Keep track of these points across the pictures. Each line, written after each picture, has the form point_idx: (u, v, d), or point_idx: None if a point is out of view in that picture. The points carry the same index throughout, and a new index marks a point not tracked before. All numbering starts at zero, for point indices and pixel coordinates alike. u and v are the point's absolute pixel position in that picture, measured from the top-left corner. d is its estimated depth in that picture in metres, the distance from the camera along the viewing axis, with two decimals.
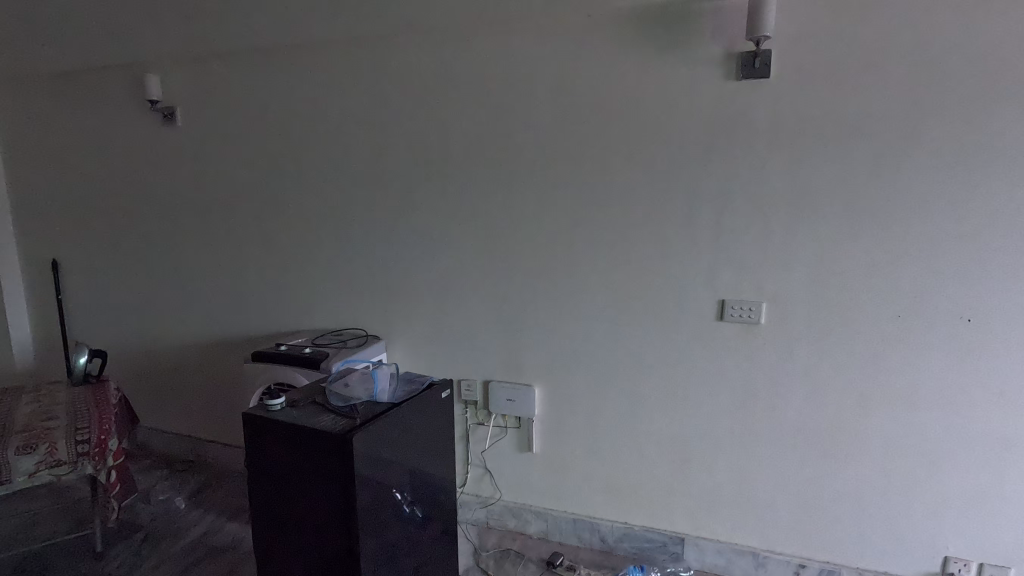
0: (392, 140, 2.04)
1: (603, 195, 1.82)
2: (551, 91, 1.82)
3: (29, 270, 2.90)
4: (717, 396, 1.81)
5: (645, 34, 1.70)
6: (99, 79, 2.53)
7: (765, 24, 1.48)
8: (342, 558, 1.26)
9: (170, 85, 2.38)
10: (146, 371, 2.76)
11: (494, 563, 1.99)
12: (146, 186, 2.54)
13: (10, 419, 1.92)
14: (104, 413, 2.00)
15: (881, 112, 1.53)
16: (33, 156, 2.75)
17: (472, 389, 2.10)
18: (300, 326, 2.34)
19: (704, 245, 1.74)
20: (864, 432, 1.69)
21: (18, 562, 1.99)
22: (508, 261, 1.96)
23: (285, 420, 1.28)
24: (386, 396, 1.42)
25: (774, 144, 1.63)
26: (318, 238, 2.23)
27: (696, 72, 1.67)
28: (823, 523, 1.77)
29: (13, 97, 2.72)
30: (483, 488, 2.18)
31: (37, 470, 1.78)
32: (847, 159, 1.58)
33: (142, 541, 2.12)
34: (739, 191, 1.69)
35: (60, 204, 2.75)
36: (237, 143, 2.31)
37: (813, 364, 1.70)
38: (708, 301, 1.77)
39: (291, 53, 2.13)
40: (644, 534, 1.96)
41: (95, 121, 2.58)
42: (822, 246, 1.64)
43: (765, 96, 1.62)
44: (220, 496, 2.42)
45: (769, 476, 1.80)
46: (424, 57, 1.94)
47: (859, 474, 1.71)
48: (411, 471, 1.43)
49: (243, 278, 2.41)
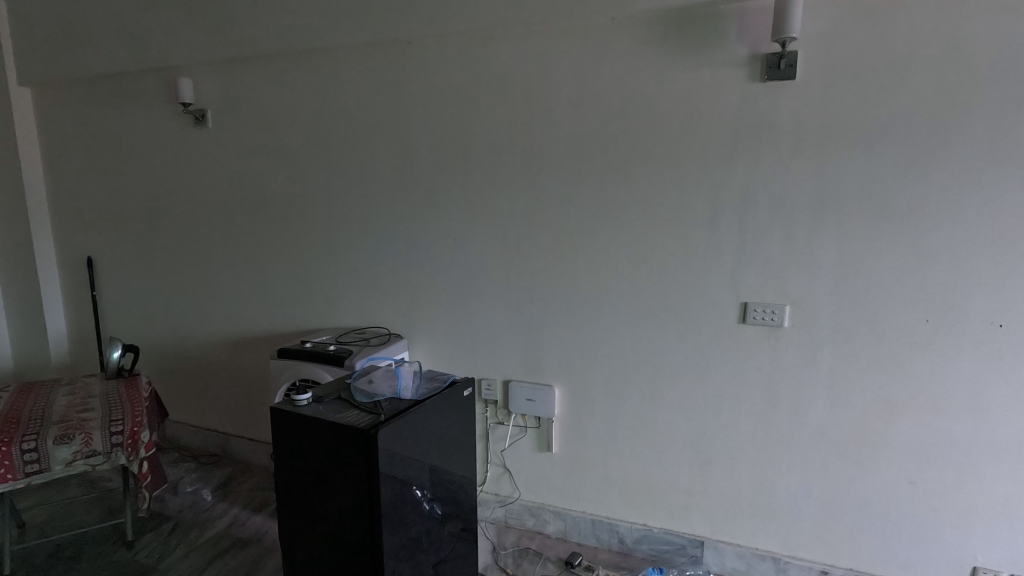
0: (416, 143, 2.08)
1: (626, 196, 1.82)
2: (574, 93, 1.83)
3: (66, 267, 3.00)
4: (738, 399, 1.80)
5: (670, 36, 1.70)
6: (134, 82, 2.61)
7: (790, 25, 1.47)
8: (364, 553, 1.28)
9: (202, 89, 2.45)
10: (175, 367, 2.83)
11: (513, 562, 2.01)
12: (177, 185, 2.61)
13: (48, 411, 1.99)
14: (137, 406, 2.06)
15: (910, 113, 1.51)
16: (70, 157, 2.85)
17: (492, 388, 2.12)
18: (325, 325, 2.39)
19: (727, 247, 1.74)
20: (890, 439, 1.66)
21: (54, 549, 2.06)
22: (530, 262, 1.98)
23: (311, 415, 1.31)
24: (409, 393, 1.45)
25: (800, 145, 1.62)
26: (343, 237, 2.27)
27: (720, 74, 1.67)
28: (847, 530, 1.75)
29: (52, 101, 2.82)
30: (502, 487, 2.20)
31: (73, 459, 1.84)
32: (874, 160, 1.56)
33: (171, 531, 2.18)
34: (764, 193, 1.68)
35: (95, 203, 2.84)
36: (265, 144, 2.36)
37: (838, 369, 1.68)
38: (730, 302, 1.76)
39: (318, 56, 2.18)
40: (663, 536, 1.96)
41: (128, 122, 2.66)
42: (847, 249, 1.62)
43: (791, 98, 1.61)
44: (245, 488, 2.48)
45: (791, 481, 1.79)
46: (449, 60, 1.97)
47: (885, 480, 1.69)
48: (432, 468, 1.45)
49: (270, 276, 2.47)
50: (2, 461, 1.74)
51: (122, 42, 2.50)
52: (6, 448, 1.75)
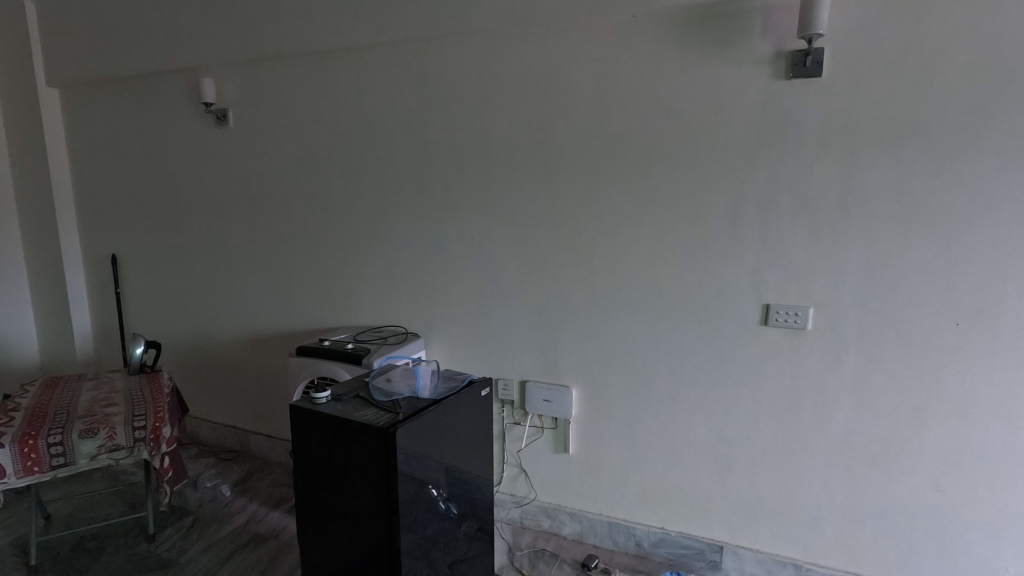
0: (434, 142, 2.08)
1: (646, 195, 1.80)
2: (594, 93, 1.81)
3: (91, 264, 3.06)
4: (758, 402, 1.77)
5: (692, 34, 1.68)
6: (157, 82, 2.65)
7: (817, 22, 1.43)
8: (381, 551, 1.28)
9: (223, 89, 2.47)
10: (196, 363, 2.87)
11: (529, 564, 2.01)
12: (199, 184, 2.64)
13: (74, 405, 2.02)
14: (159, 401, 2.09)
15: (941, 112, 1.47)
16: (95, 155, 2.90)
17: (510, 388, 2.11)
18: (342, 323, 2.40)
19: (749, 248, 1.71)
20: (916, 445, 1.62)
21: (78, 541, 2.10)
22: (549, 262, 1.97)
23: (330, 413, 1.31)
24: (427, 392, 1.45)
25: (825, 144, 1.58)
26: (362, 235, 2.28)
27: (744, 71, 1.64)
28: (869, 538, 1.72)
29: (79, 101, 2.88)
30: (519, 488, 2.19)
31: (97, 453, 1.87)
32: (903, 159, 1.52)
33: (191, 525, 2.21)
34: (787, 192, 1.65)
35: (119, 201, 2.89)
36: (285, 143, 2.39)
37: (863, 372, 1.64)
38: (752, 304, 1.74)
39: (338, 56, 2.19)
40: (681, 540, 1.93)
41: (152, 121, 2.71)
42: (874, 252, 1.58)
43: (816, 96, 1.58)
44: (264, 484, 2.50)
45: (813, 487, 1.75)
46: (468, 59, 1.97)
47: (910, 488, 1.65)
48: (448, 468, 1.44)
49: (289, 273, 2.49)
50: (29, 454, 1.78)
51: (147, 42, 2.54)
52: (34, 441, 1.79)
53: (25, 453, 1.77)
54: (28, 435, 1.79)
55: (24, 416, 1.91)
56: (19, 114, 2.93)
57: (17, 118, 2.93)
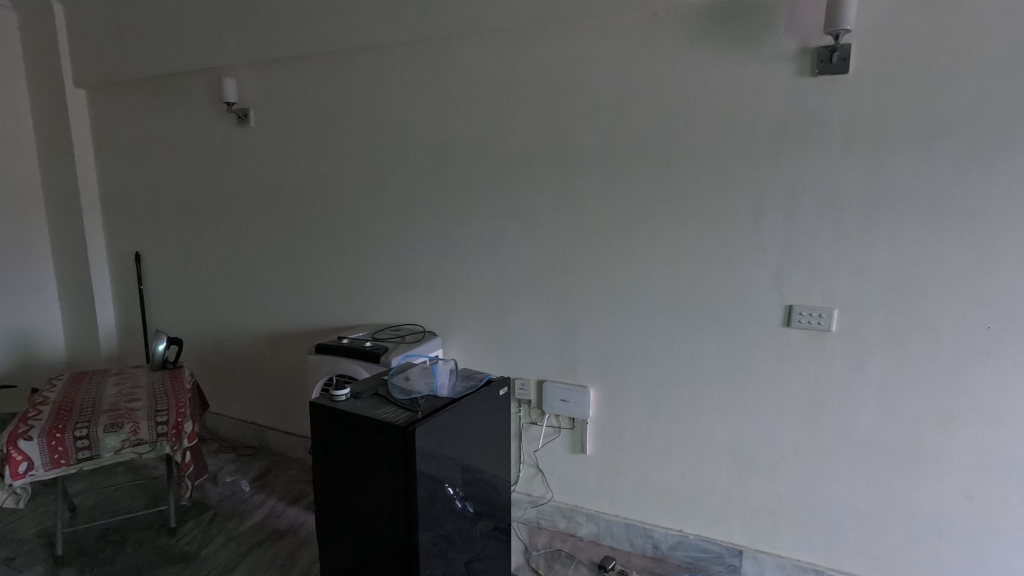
0: (453, 140, 2.08)
1: (666, 194, 1.78)
2: (615, 91, 1.80)
3: (115, 261, 3.12)
4: (780, 406, 1.74)
5: (716, 30, 1.66)
6: (181, 83, 2.69)
7: (844, 17, 1.40)
8: (399, 548, 1.29)
9: (245, 88, 2.50)
10: (217, 360, 2.91)
11: (545, 564, 1.99)
12: (220, 182, 2.68)
13: (99, 400, 2.06)
14: (181, 397, 2.12)
15: (974, 109, 1.43)
16: (120, 154, 2.95)
17: (527, 388, 2.10)
18: (360, 321, 2.42)
19: (771, 249, 1.68)
20: (944, 450, 1.58)
21: (102, 533, 2.14)
22: (567, 262, 1.96)
23: (350, 410, 1.32)
24: (446, 391, 1.45)
25: (852, 142, 1.55)
26: (380, 234, 2.29)
27: (768, 68, 1.61)
28: (894, 545, 1.68)
29: (105, 102, 2.93)
30: (535, 488, 2.18)
31: (121, 448, 1.90)
32: (932, 157, 1.48)
33: (211, 520, 2.24)
34: (812, 192, 1.61)
35: (143, 199, 2.94)
36: (305, 142, 2.41)
37: (889, 376, 1.61)
38: (774, 306, 1.71)
39: (358, 56, 2.20)
40: (699, 543, 1.91)
41: (175, 120, 2.75)
42: (901, 252, 1.55)
43: (842, 93, 1.54)
44: (282, 481, 2.53)
45: (837, 492, 1.72)
46: (487, 58, 1.97)
47: (938, 494, 1.61)
48: (465, 466, 1.44)
49: (308, 271, 2.51)
50: (57, 447, 1.82)
51: (172, 43, 2.58)
52: (61, 434, 1.83)
53: (53, 446, 1.81)
54: (55, 429, 1.83)
55: (52, 410, 1.96)
56: (48, 114, 2.99)
57: (47, 118, 3.00)
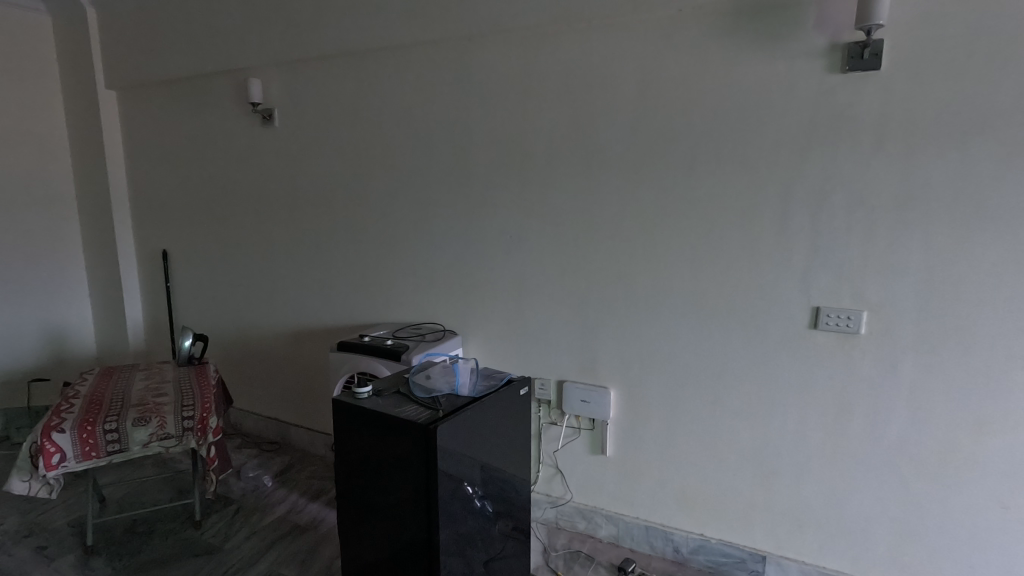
0: (474, 139, 2.08)
1: (690, 194, 1.76)
2: (638, 89, 1.78)
3: (143, 259, 3.19)
4: (806, 409, 1.71)
5: (742, 27, 1.63)
6: (207, 83, 2.73)
7: (877, 12, 1.37)
8: (419, 546, 1.29)
9: (269, 89, 2.53)
10: (241, 356, 2.96)
11: (564, 564, 1.99)
12: (245, 181, 2.72)
13: (128, 394, 2.11)
14: (206, 392, 2.16)
15: (1014, 107, 1.38)
16: (148, 154, 3.01)
17: (546, 388, 2.09)
18: (381, 319, 2.43)
19: (798, 249, 1.65)
20: (979, 458, 1.53)
21: (130, 524, 2.19)
22: (588, 262, 1.95)
23: (371, 407, 1.33)
24: (467, 390, 1.45)
25: (883, 141, 1.51)
26: (402, 232, 2.31)
27: (796, 65, 1.58)
28: (925, 555, 1.63)
29: (133, 103, 2.99)
30: (554, 488, 2.17)
31: (149, 441, 1.94)
32: (968, 157, 1.44)
33: (234, 514, 2.27)
34: (841, 191, 1.58)
35: (170, 198, 3.00)
36: (328, 142, 2.43)
37: (920, 381, 1.57)
38: (800, 307, 1.67)
39: (381, 55, 2.21)
40: (722, 548, 1.88)
41: (201, 120, 2.80)
42: (934, 253, 1.50)
43: (874, 90, 1.51)
44: (303, 476, 2.56)
45: (864, 498, 1.68)
46: (510, 57, 1.96)
47: (972, 503, 1.56)
48: (484, 466, 1.43)
49: (330, 269, 2.54)
50: (88, 440, 1.87)
51: (200, 46, 2.63)
52: (91, 427, 1.87)
53: (84, 438, 1.86)
54: (86, 422, 1.88)
55: (83, 403, 2.01)
56: (81, 115, 3.07)
57: (80, 119, 3.08)
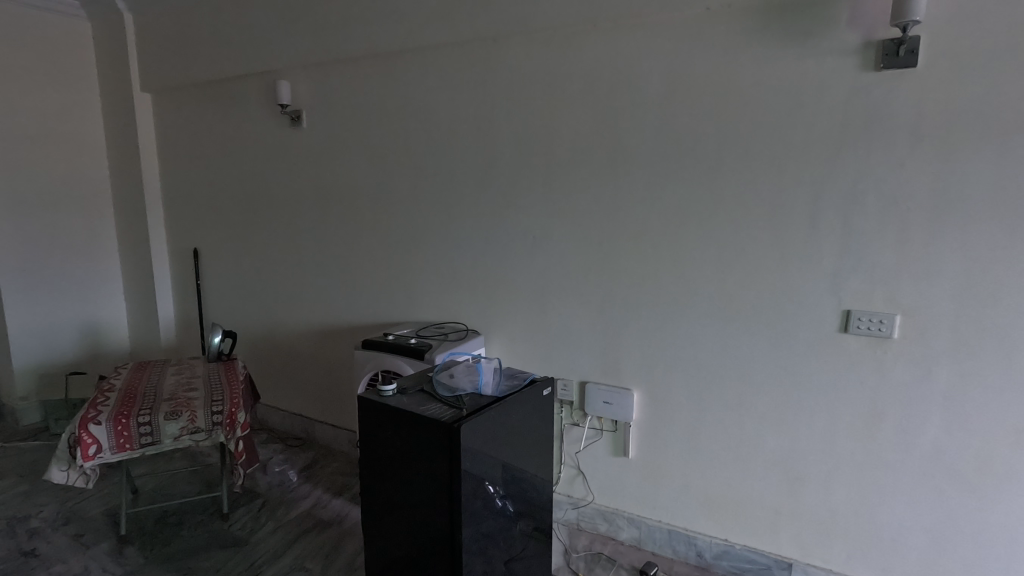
0: (499, 138, 2.09)
1: (717, 194, 1.74)
2: (664, 89, 1.77)
3: (175, 257, 3.27)
4: (836, 414, 1.67)
5: (772, 24, 1.60)
6: (237, 85, 2.80)
7: (914, 9, 1.33)
8: (442, 543, 1.30)
9: (297, 90, 2.57)
10: (267, 353, 3.02)
11: (585, 565, 1.98)
12: (273, 181, 2.77)
13: (160, 388, 2.17)
14: (235, 388, 2.20)
15: None
16: (181, 155, 3.09)
17: (569, 389, 2.09)
18: (405, 317, 2.46)
19: (828, 250, 1.62)
20: (1017, 468, 1.48)
21: (161, 515, 2.25)
22: (611, 262, 1.94)
23: (396, 405, 1.34)
24: (490, 389, 1.46)
25: (920, 140, 1.47)
26: (426, 231, 2.33)
27: (829, 63, 1.55)
28: (957, 566, 1.59)
29: (167, 105, 3.07)
30: (576, 489, 2.16)
31: (180, 435, 1.99)
32: (1009, 157, 1.39)
33: (261, 507, 2.32)
34: (873, 191, 1.54)
35: (200, 197, 3.08)
36: (354, 142, 2.47)
37: (956, 387, 1.52)
38: (831, 310, 1.64)
39: (407, 57, 2.24)
40: (746, 554, 1.86)
41: (231, 121, 2.86)
42: (972, 257, 1.46)
43: (909, 88, 1.47)
44: (327, 472, 2.60)
45: (895, 506, 1.64)
46: (534, 57, 1.97)
47: (1010, 513, 1.51)
48: (506, 465, 1.43)
49: (355, 267, 2.57)
50: (122, 432, 1.93)
51: (231, 49, 2.69)
52: (126, 420, 1.93)
53: (119, 431, 1.92)
54: (121, 415, 1.94)
55: (118, 396, 2.07)
56: (117, 116, 3.17)
57: (116, 121, 3.18)
